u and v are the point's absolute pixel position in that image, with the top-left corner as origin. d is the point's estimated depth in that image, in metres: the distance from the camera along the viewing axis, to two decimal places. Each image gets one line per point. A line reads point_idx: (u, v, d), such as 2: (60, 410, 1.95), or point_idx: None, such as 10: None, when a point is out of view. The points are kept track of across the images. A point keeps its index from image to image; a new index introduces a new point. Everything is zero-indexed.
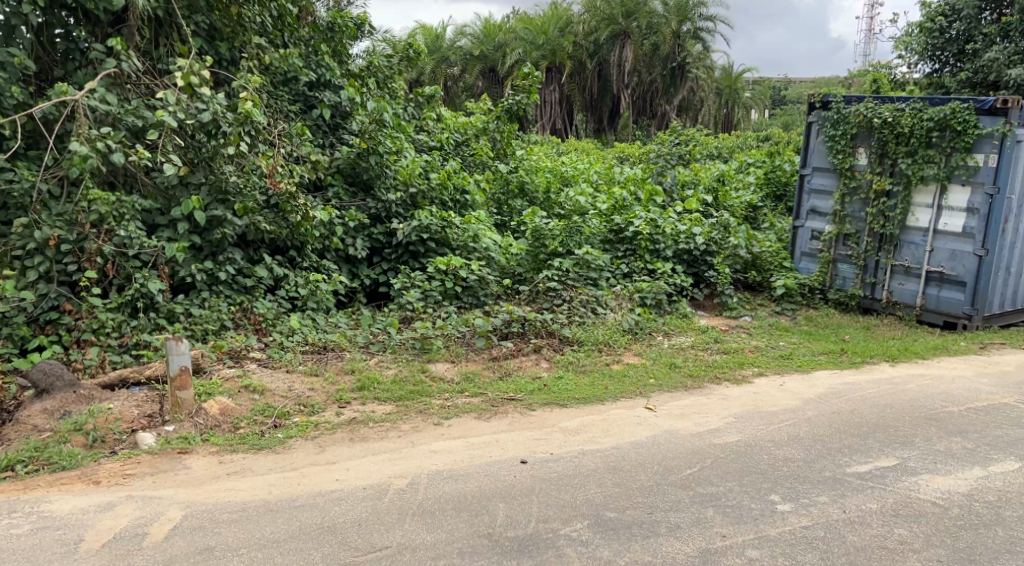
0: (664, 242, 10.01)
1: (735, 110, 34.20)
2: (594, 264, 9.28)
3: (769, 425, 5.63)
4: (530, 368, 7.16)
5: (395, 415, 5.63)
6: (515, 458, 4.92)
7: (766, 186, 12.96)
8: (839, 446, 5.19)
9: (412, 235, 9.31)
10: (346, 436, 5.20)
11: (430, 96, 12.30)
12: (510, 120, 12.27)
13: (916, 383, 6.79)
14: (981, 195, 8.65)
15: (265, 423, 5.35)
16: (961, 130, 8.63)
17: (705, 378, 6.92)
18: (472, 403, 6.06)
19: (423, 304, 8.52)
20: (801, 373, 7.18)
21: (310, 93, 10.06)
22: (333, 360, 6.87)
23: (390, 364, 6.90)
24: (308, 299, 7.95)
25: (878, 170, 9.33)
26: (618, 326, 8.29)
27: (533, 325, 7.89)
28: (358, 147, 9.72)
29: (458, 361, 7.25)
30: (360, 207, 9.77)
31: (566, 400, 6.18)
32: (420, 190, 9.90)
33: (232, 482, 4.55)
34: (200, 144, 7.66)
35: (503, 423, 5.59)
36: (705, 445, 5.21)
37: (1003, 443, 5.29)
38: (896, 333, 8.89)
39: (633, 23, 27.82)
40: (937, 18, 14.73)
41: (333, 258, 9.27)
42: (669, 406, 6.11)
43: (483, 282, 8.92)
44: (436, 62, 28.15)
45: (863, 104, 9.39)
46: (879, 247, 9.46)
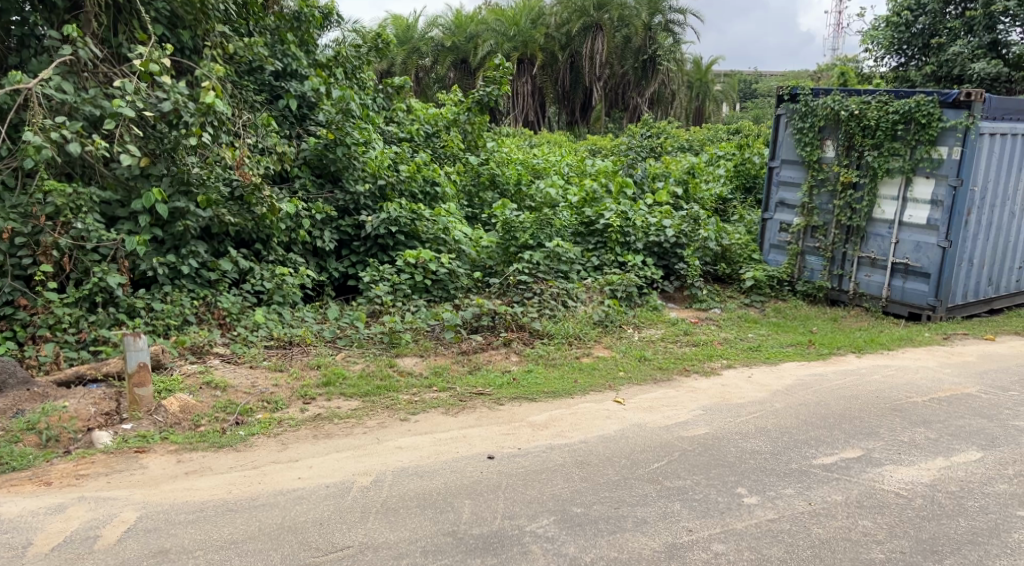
0: (635, 235, 10.00)
1: (707, 103, 34.45)
2: (565, 257, 9.25)
3: (737, 417, 5.63)
4: (500, 361, 7.12)
5: (361, 411, 5.56)
6: (481, 453, 4.87)
7: (736, 178, 13.02)
8: (805, 438, 5.20)
9: (381, 227, 9.24)
10: (310, 433, 5.12)
11: (400, 87, 12.21)
12: (481, 112, 12.20)
13: (882, 374, 6.85)
14: (945, 187, 8.73)
15: (227, 420, 5.25)
16: (925, 123, 8.70)
17: (674, 371, 6.92)
18: (440, 397, 6.01)
19: (392, 298, 8.43)
20: (769, 365, 7.21)
21: (276, 83, 9.91)
22: (299, 355, 6.78)
23: (358, 359, 6.83)
24: (274, 293, 7.84)
25: (845, 162, 9.39)
26: (589, 318, 8.28)
27: (504, 318, 7.83)
28: (325, 139, 9.61)
29: (426, 355, 7.18)
30: (327, 199, 9.65)
31: (535, 394, 6.14)
32: (389, 182, 9.82)
33: (190, 482, 4.45)
34: (162, 135, 7.48)
35: (471, 418, 5.55)
36: (672, 438, 5.20)
37: (966, 433, 5.34)
38: (863, 324, 8.96)
39: (605, 15, 28.00)
40: (903, 11, 15.48)
41: (300, 251, 9.14)
42: (637, 399, 6.09)
43: (453, 276, 8.86)
44: (407, 52, 28.24)
45: (830, 97, 9.44)
46: (846, 239, 9.53)
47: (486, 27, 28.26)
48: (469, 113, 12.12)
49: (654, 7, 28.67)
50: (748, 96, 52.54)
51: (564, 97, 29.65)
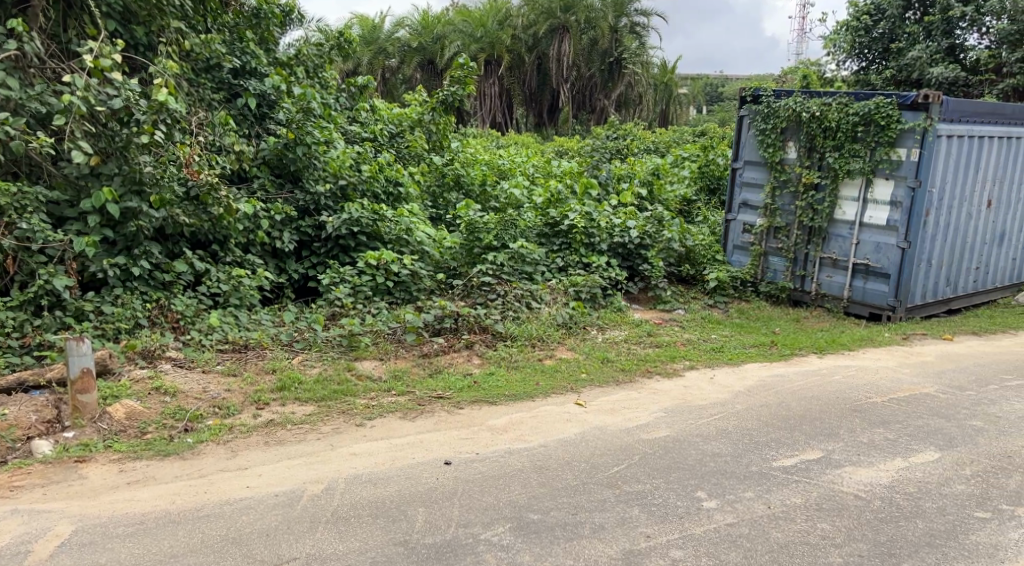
0: (599, 236, 9.92)
1: (671, 106, 34.75)
2: (528, 258, 9.18)
3: (698, 419, 5.60)
4: (462, 364, 7.03)
5: (317, 417, 5.44)
6: (438, 459, 4.78)
7: (700, 179, 13.05)
8: (766, 439, 5.18)
9: (342, 228, 9.08)
10: (261, 440, 4.99)
11: (363, 86, 12.07)
12: (445, 112, 12.09)
13: (842, 374, 6.87)
14: (904, 188, 8.80)
15: (175, 427, 5.10)
16: (885, 125, 8.76)
17: (636, 372, 6.87)
18: (399, 401, 5.90)
19: (353, 300, 8.29)
20: (731, 366, 7.19)
21: (234, 81, 9.67)
22: (254, 359, 6.65)
23: (315, 362, 6.72)
24: (230, 296, 7.72)
25: (806, 163, 9.44)
26: (552, 320, 8.20)
27: (466, 320, 7.75)
28: (285, 138, 9.45)
29: (386, 358, 7.08)
30: (287, 199, 9.48)
31: (496, 397, 6.05)
32: (350, 182, 9.68)
33: (131, 493, 4.31)
34: (114, 132, 7.25)
35: (429, 422, 5.45)
36: (632, 441, 5.15)
37: (924, 433, 5.34)
38: (825, 325, 9.00)
39: (572, 17, 28.11)
40: (863, 17, 15.79)
41: (259, 252, 8.99)
42: (599, 402, 6.03)
43: (415, 278, 8.74)
44: (373, 52, 28.30)
45: (792, 98, 9.48)
46: (808, 240, 9.57)
47: (453, 28, 28.37)
48: (434, 112, 12.00)
49: (620, 9, 28.64)
50: (714, 99, 52.95)
51: (531, 98, 29.60)
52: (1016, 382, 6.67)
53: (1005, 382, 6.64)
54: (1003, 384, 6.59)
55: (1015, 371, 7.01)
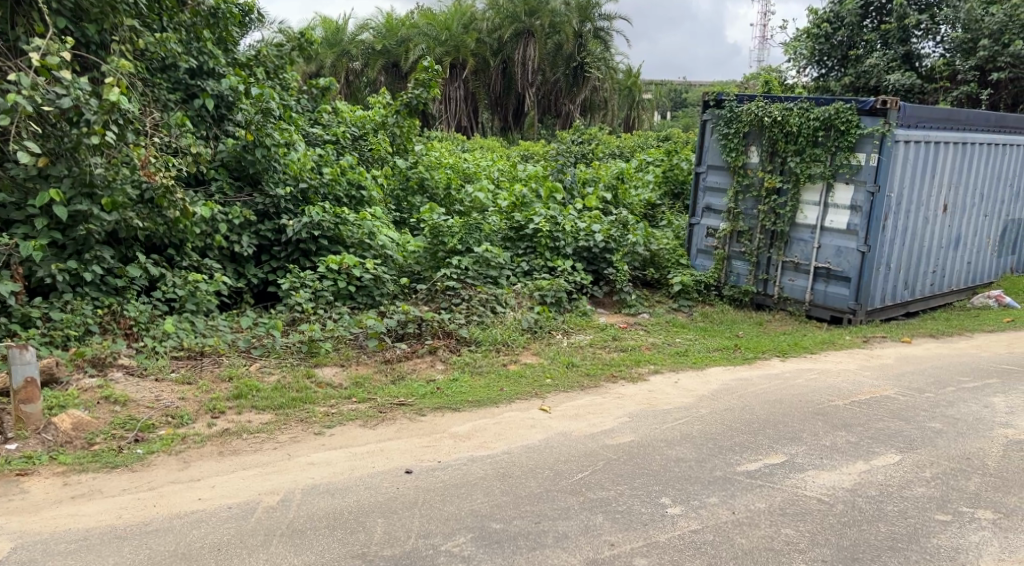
0: (564, 240, 9.88)
1: (635, 112, 35.05)
2: (494, 262, 9.07)
3: (663, 424, 5.55)
4: (425, 370, 6.93)
5: (274, 425, 5.32)
6: (398, 468, 4.67)
7: (664, 184, 13.08)
8: (730, 444, 5.15)
9: (303, 232, 8.92)
10: (215, 450, 4.85)
11: (325, 88, 11.94)
12: (410, 115, 11.98)
13: (805, 378, 6.88)
14: (863, 193, 8.89)
15: (125, 437, 4.95)
16: (844, 130, 8.83)
17: (601, 377, 6.82)
18: (359, 409, 5.79)
19: (314, 306, 8.15)
20: (695, 370, 7.17)
21: (192, 81, 9.48)
22: (210, 367, 6.55)
23: (273, 370, 6.62)
24: (186, 301, 7.64)
25: (768, 168, 9.49)
26: (517, 324, 8.12)
27: (430, 325, 7.66)
28: (244, 140, 9.30)
29: (347, 364, 6.97)
30: (246, 203, 9.31)
31: (459, 403, 5.96)
32: (311, 185, 9.62)
33: (76, 507, 4.15)
34: (62, 133, 7.07)
35: (390, 430, 5.34)
36: (597, 447, 5.08)
37: (885, 436, 5.33)
38: (788, 328, 9.05)
39: (536, 21, 27.96)
40: (823, 25, 17.71)
41: (217, 256, 8.82)
42: (564, 407, 5.96)
43: (378, 282, 8.61)
44: (337, 54, 28.90)
45: (754, 103, 9.52)
46: (771, 244, 9.63)
47: (417, 31, 28.16)
48: (398, 115, 11.89)
49: (585, 13, 28.65)
50: (679, 105, 53.44)
51: (496, 103, 29.57)
52: (974, 383, 6.71)
53: (963, 384, 6.68)
54: (962, 386, 6.63)
55: (973, 373, 7.06)
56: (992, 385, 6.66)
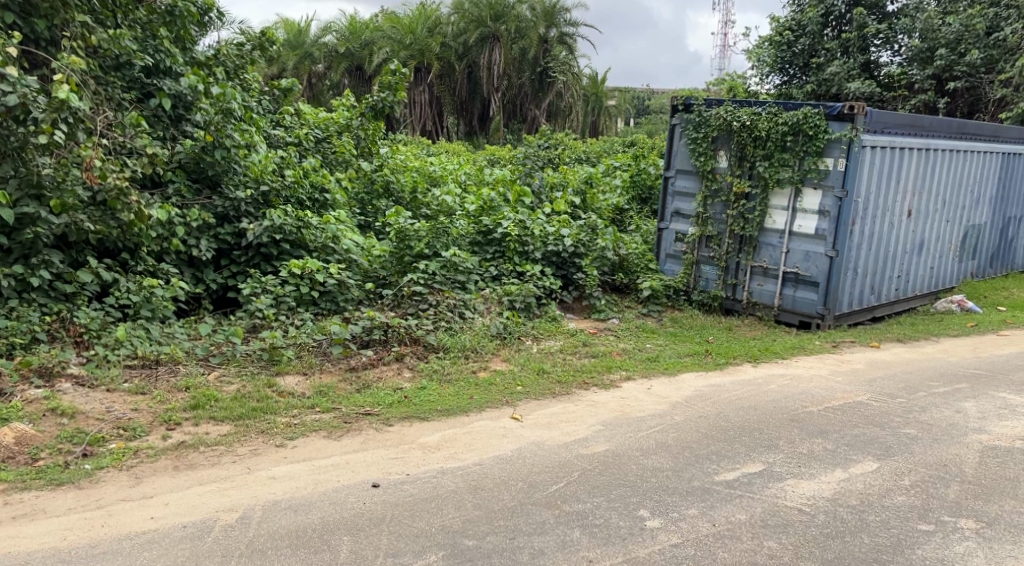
0: (532, 244, 9.72)
1: (600, 119, 35.16)
2: (462, 266, 8.93)
3: (637, 432, 5.43)
4: (392, 378, 6.72)
5: (232, 438, 5.15)
6: (365, 481, 4.48)
7: (632, 189, 13.01)
8: (706, 452, 5.03)
9: (263, 236, 8.68)
10: (170, 464, 4.63)
11: (288, 89, 11.70)
12: (375, 118, 11.75)
13: (777, 383, 6.80)
14: (831, 198, 8.87)
15: (73, 452, 4.75)
16: (812, 135, 8.81)
17: (573, 384, 6.68)
18: (323, 419, 5.60)
19: (275, 312, 7.90)
20: (667, 376, 7.06)
21: (147, 80, 9.27)
22: (166, 376, 6.35)
23: (233, 379, 6.42)
24: (141, 307, 7.43)
25: (737, 172, 9.45)
26: (486, 330, 7.96)
27: (397, 331, 7.46)
28: (203, 141, 9.03)
29: (310, 373, 6.75)
30: (205, 206, 9.03)
31: (427, 412, 5.77)
32: (272, 187, 9.37)
33: (18, 528, 3.90)
34: (8, 132, 6.97)
35: (356, 441, 5.14)
36: (571, 457, 4.94)
37: (861, 443, 5.24)
38: (757, 333, 9.01)
39: (502, 26, 27.68)
40: (785, 32, 18.04)
41: (174, 261, 8.55)
42: (536, 415, 5.81)
43: (342, 287, 8.41)
44: (299, 57, 28.99)
45: (723, 107, 9.46)
46: (739, 249, 9.57)
47: (381, 33, 28.16)
48: (363, 118, 11.68)
49: (551, 19, 28.35)
50: (643, 112, 53.83)
51: (461, 108, 29.38)
52: (945, 388, 6.67)
53: (935, 389, 6.64)
54: (933, 391, 6.58)
55: (943, 378, 7.03)
56: (963, 390, 6.63)
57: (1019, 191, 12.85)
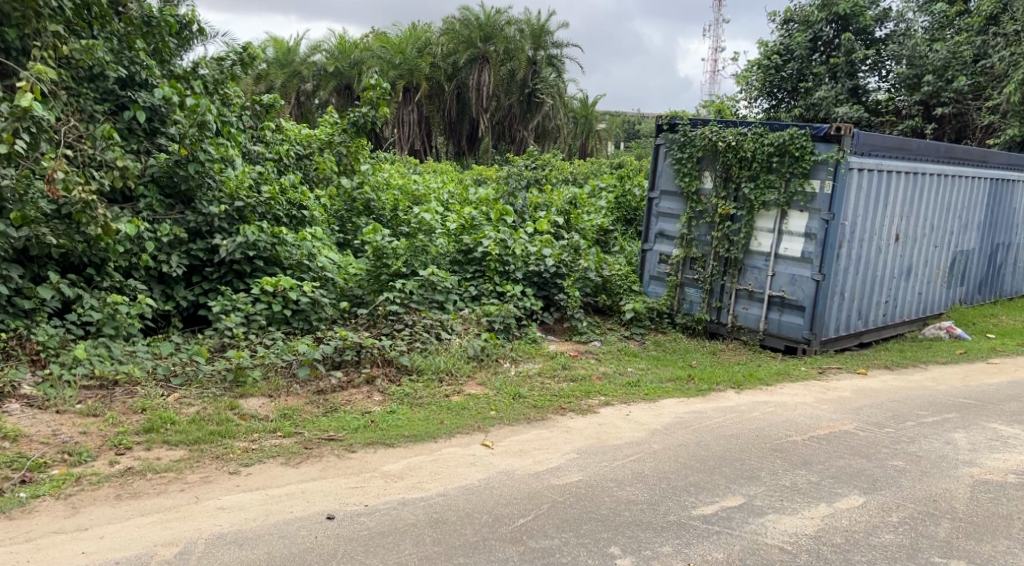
0: (514, 264, 9.51)
1: (590, 141, 35.09)
2: (440, 286, 8.66)
3: (612, 461, 5.17)
4: (360, 402, 6.45)
5: (184, 463, 4.89)
6: (319, 513, 4.28)
7: (617, 210, 12.82)
8: (684, 484, 4.78)
9: (236, 252, 8.41)
10: (112, 493, 4.43)
11: (269, 104, 11.41)
12: (357, 134, 11.50)
13: (761, 411, 6.55)
14: (818, 220, 8.70)
15: (10, 478, 4.55)
16: (799, 156, 8.65)
17: (549, 409, 6.42)
18: (283, 445, 5.33)
19: (245, 331, 7.63)
20: (647, 402, 6.81)
21: (122, 91, 9.01)
22: (122, 397, 6.07)
23: (193, 401, 6.15)
24: (104, 324, 7.17)
25: (722, 194, 9.26)
26: (462, 352, 7.68)
27: (370, 351, 7.19)
28: (177, 154, 8.80)
29: (275, 396, 6.49)
30: (177, 221, 8.78)
31: (394, 438, 5.50)
32: (247, 203, 9.01)
33: None
34: None
35: (315, 469, 4.89)
36: (540, 488, 4.69)
37: (847, 475, 5.00)
38: (741, 358, 8.78)
39: (491, 47, 27.57)
40: (773, 56, 18.00)
41: (143, 277, 8.26)
42: (508, 442, 5.55)
43: (316, 305, 8.12)
44: (287, 75, 28.77)
45: (708, 127, 9.29)
46: (724, 271, 9.37)
47: (371, 53, 28.36)
48: (344, 134, 11.47)
49: (538, 42, 28.20)
50: (631, 136, 54.00)
51: (450, 128, 29.43)
52: (933, 418, 6.43)
53: (923, 418, 6.40)
54: (921, 421, 6.34)
55: (931, 407, 6.79)
56: (952, 420, 6.39)
57: (1006, 218, 12.72)
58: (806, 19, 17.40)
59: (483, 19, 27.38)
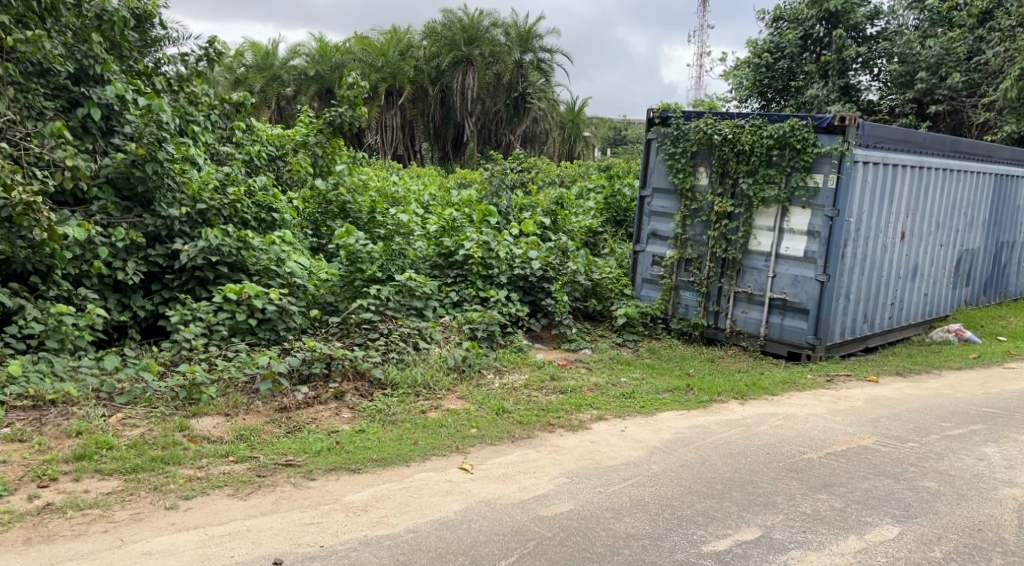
0: (498, 268, 8.83)
1: (575, 146, 34.37)
2: (419, 291, 7.99)
3: (608, 486, 4.55)
4: (328, 420, 5.81)
5: (115, 496, 4.27)
6: (264, 558, 3.73)
7: (606, 211, 12.21)
8: (690, 513, 4.18)
9: (198, 258, 7.71)
10: (21, 536, 3.85)
11: (240, 103, 10.60)
12: (334, 134, 10.77)
13: (769, 425, 5.94)
14: (821, 217, 8.14)
15: None
16: (800, 148, 8.09)
17: (535, 426, 5.78)
18: (233, 472, 4.69)
19: (205, 342, 6.92)
20: (644, 416, 6.20)
21: (75, 87, 8.24)
22: (56, 419, 5.39)
23: (138, 422, 5.49)
24: (47, 337, 6.50)
25: (719, 191, 8.68)
26: (442, 363, 7.06)
27: (341, 363, 6.57)
28: (134, 154, 7.95)
29: (233, 414, 5.84)
30: (134, 225, 8.02)
31: (360, 463, 4.85)
32: (211, 206, 8.32)
33: None
34: None
35: (266, 502, 4.29)
36: (525, 521, 4.10)
37: (875, 499, 4.40)
38: (742, 365, 8.19)
39: (476, 50, 27.00)
40: (764, 55, 17.48)
41: (95, 285, 7.55)
42: (489, 465, 4.91)
43: (284, 314, 7.40)
44: (267, 79, 27.75)
45: (702, 120, 8.70)
46: (722, 273, 8.78)
47: (352, 56, 27.72)
48: (320, 135, 10.70)
49: (526, 45, 27.64)
50: (618, 142, 53.48)
51: (435, 133, 28.64)
52: (959, 430, 5.85)
53: (948, 431, 5.82)
54: (946, 434, 5.75)
55: (954, 418, 6.21)
56: (980, 433, 5.81)
57: (1011, 216, 12.18)
58: (796, 17, 16.93)
59: (468, 21, 26.80)
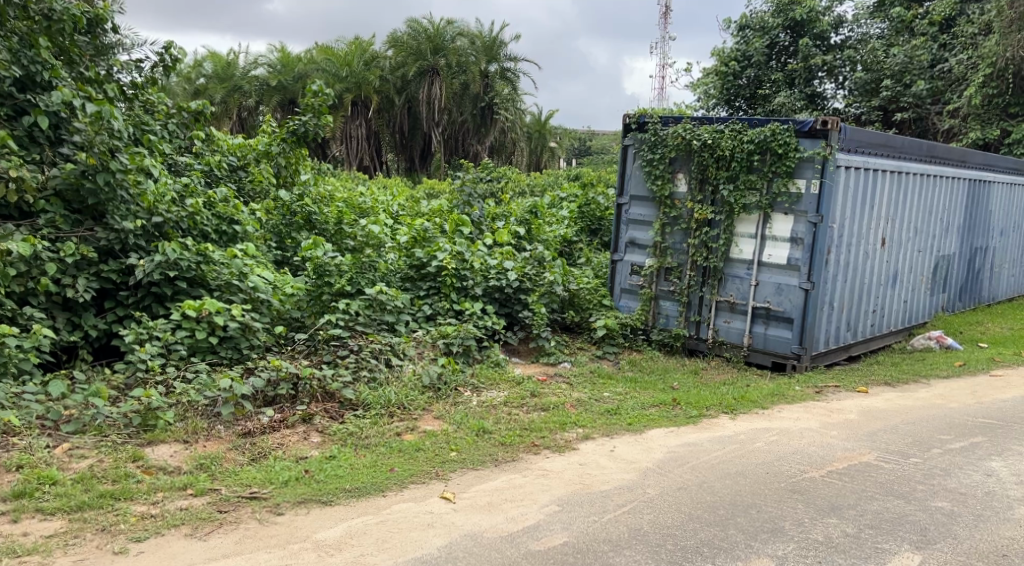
0: (472, 279, 8.46)
1: (542, 156, 34.16)
2: (390, 305, 7.62)
3: (603, 514, 4.22)
4: (295, 446, 5.39)
5: (57, 540, 3.87)
6: None
7: (580, 220, 11.88)
8: (694, 545, 3.89)
9: (154, 273, 7.21)
10: None
11: (199, 111, 10.12)
12: (298, 143, 10.28)
13: (764, 441, 5.64)
14: (804, 223, 7.90)
15: None
16: (782, 153, 7.85)
17: (519, 448, 5.42)
18: (192, 508, 4.27)
19: (162, 363, 6.44)
20: (632, 434, 5.86)
21: (21, 94, 7.73)
22: None
23: (86, 453, 5.04)
24: None
25: (698, 198, 8.41)
26: (417, 381, 6.69)
27: (309, 383, 6.16)
28: (84, 164, 7.41)
29: (192, 441, 5.40)
30: (85, 239, 7.51)
31: (332, 494, 4.45)
32: (167, 218, 7.83)
33: None
34: None
35: (228, 543, 3.91)
36: (515, 559, 3.77)
37: (889, 523, 4.14)
38: (726, 378, 7.91)
39: (442, 60, 26.66)
40: (730, 63, 17.12)
41: (43, 304, 7.03)
42: (472, 493, 4.54)
43: (247, 332, 6.96)
44: (228, 89, 27.07)
45: (680, 125, 8.43)
46: (703, 282, 8.50)
47: (315, 66, 27.23)
48: (283, 144, 10.21)
49: (491, 54, 27.46)
50: (584, 153, 53.34)
51: (402, 144, 28.26)
52: (960, 443, 5.60)
53: (950, 444, 5.57)
54: (948, 447, 5.50)
55: (953, 429, 5.97)
56: (982, 446, 5.57)
57: (984, 221, 12.09)
58: (762, 25, 16.80)
59: (432, 31, 26.46)
